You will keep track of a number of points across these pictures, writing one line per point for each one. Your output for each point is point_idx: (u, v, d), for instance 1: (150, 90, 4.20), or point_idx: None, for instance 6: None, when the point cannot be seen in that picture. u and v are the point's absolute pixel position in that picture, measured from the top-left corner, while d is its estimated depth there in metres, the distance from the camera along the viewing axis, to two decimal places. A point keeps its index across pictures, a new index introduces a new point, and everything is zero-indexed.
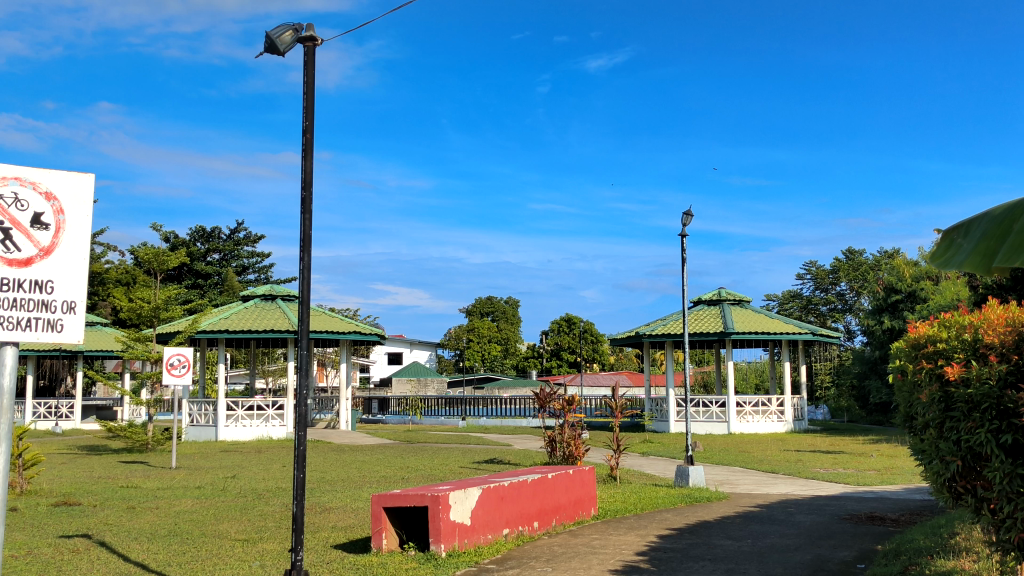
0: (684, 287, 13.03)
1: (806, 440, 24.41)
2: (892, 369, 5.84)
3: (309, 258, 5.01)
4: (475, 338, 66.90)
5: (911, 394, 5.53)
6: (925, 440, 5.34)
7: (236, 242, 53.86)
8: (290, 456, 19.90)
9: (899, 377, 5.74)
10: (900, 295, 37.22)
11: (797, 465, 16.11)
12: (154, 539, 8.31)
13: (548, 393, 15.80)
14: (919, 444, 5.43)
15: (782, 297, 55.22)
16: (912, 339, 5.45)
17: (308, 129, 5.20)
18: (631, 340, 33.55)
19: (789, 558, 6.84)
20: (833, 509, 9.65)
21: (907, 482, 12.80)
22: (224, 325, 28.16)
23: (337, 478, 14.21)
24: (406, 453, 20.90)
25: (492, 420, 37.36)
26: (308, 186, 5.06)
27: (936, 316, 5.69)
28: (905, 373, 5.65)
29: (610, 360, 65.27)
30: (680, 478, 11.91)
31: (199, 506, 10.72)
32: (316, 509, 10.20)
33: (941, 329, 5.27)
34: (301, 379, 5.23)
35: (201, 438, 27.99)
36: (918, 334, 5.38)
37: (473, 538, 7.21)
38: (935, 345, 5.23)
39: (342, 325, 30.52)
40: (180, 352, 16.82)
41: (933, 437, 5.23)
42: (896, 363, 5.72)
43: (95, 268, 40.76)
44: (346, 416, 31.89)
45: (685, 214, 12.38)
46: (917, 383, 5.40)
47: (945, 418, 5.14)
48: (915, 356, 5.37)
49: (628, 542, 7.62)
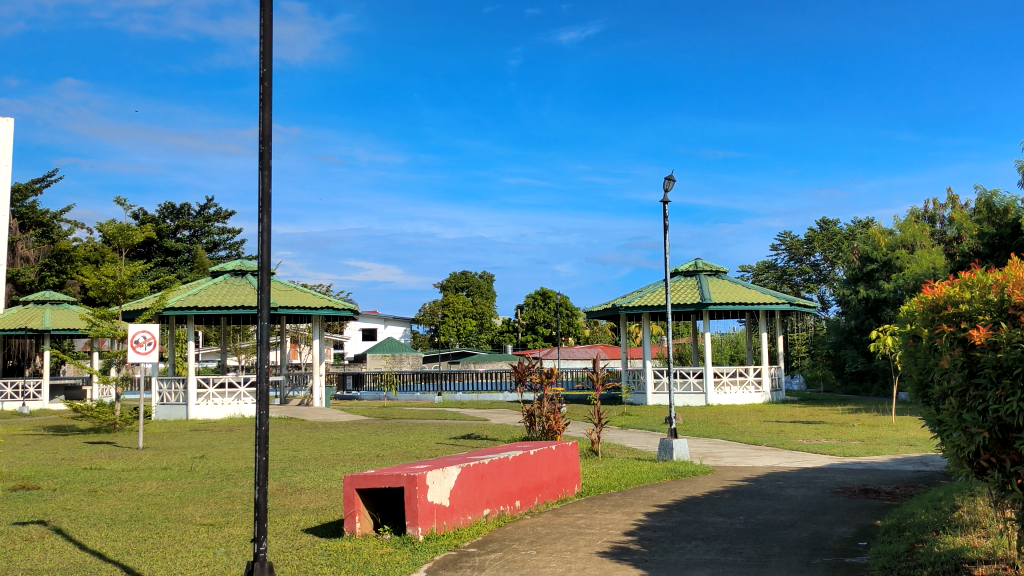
0: (665, 255, 12.65)
1: (785, 411, 24.22)
2: (903, 336, 5.50)
3: (268, 219, 4.55)
4: (449, 313, 66.48)
5: (927, 361, 5.19)
6: (944, 410, 5.00)
7: (207, 217, 52.98)
8: (262, 435, 19.43)
9: (911, 343, 5.41)
10: (876, 265, 37.13)
11: (780, 436, 15.85)
12: (114, 525, 7.84)
13: (525, 366, 15.40)
14: (935, 415, 5.10)
15: (756, 268, 55.18)
16: (930, 301, 5.12)
17: (266, 77, 4.75)
18: (607, 313, 33.24)
19: (787, 536, 6.50)
20: (825, 483, 9.33)
21: (894, 453, 12.57)
22: (193, 302, 27.54)
23: (310, 457, 13.78)
24: (381, 429, 20.49)
25: (468, 395, 37.03)
26: (267, 142, 4.60)
27: (950, 278, 5.38)
28: (919, 339, 5.32)
29: (585, 333, 65.09)
30: (664, 452, 11.56)
31: (164, 489, 10.23)
32: (287, 490, 9.75)
33: (963, 289, 4.95)
34: (262, 351, 4.78)
35: (171, 417, 27.47)
36: (938, 295, 5.04)
37: (453, 520, 6.82)
38: (958, 307, 4.90)
39: (315, 301, 29.96)
40: (145, 329, 16.26)
41: (952, 408, 4.89)
42: (908, 329, 5.39)
43: (62, 245, 39.81)
44: (319, 392, 31.40)
45: (668, 179, 11.96)
46: (936, 348, 5.06)
47: (968, 385, 4.80)
48: (934, 319, 5.05)
49: (615, 520, 7.25)
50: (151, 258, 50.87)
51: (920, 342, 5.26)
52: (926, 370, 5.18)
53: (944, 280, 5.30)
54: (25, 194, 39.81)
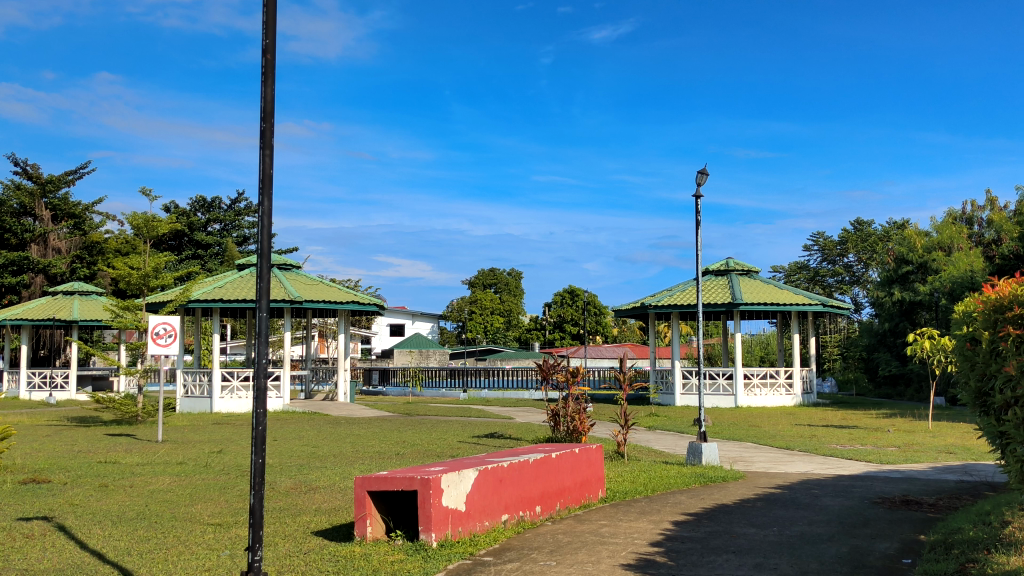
0: (698, 251, 12.21)
1: (817, 414, 23.62)
2: (964, 337, 5.29)
3: (269, 202, 4.22)
4: (477, 310, 66.18)
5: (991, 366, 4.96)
6: (1007, 421, 4.79)
7: (237, 211, 53.07)
8: (284, 430, 19.21)
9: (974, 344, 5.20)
10: (911, 267, 36.33)
11: (813, 441, 15.35)
12: (119, 523, 7.56)
13: (551, 364, 15.01)
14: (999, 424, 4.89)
15: (788, 269, 54.45)
16: (996, 301, 4.90)
17: (269, 50, 4.46)
18: (636, 311, 32.74)
19: (823, 551, 6.09)
20: (862, 492, 8.87)
21: (934, 461, 12.05)
22: (218, 295, 27.45)
23: (329, 453, 13.49)
24: (403, 426, 20.21)
25: (494, 393, 36.67)
26: (269, 118, 4.29)
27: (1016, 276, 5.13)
28: (982, 342, 5.10)
29: (613, 332, 64.57)
30: (692, 455, 11.13)
31: (175, 485, 9.94)
32: (302, 489, 9.44)
33: None
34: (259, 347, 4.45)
35: (196, 410, 27.37)
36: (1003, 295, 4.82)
37: (468, 526, 6.46)
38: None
39: (341, 295, 29.74)
40: (165, 321, 16.05)
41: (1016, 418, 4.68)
42: (971, 330, 5.17)
43: (93, 237, 39.98)
44: (344, 387, 31.18)
45: (701, 173, 11.53)
46: (1001, 353, 4.84)
47: None
48: (1000, 320, 4.82)
49: (640, 529, 6.85)
50: (181, 252, 50.94)
51: (981, 342, 5.11)
52: (989, 375, 5.04)
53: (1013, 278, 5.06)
54: (57, 185, 39.77)
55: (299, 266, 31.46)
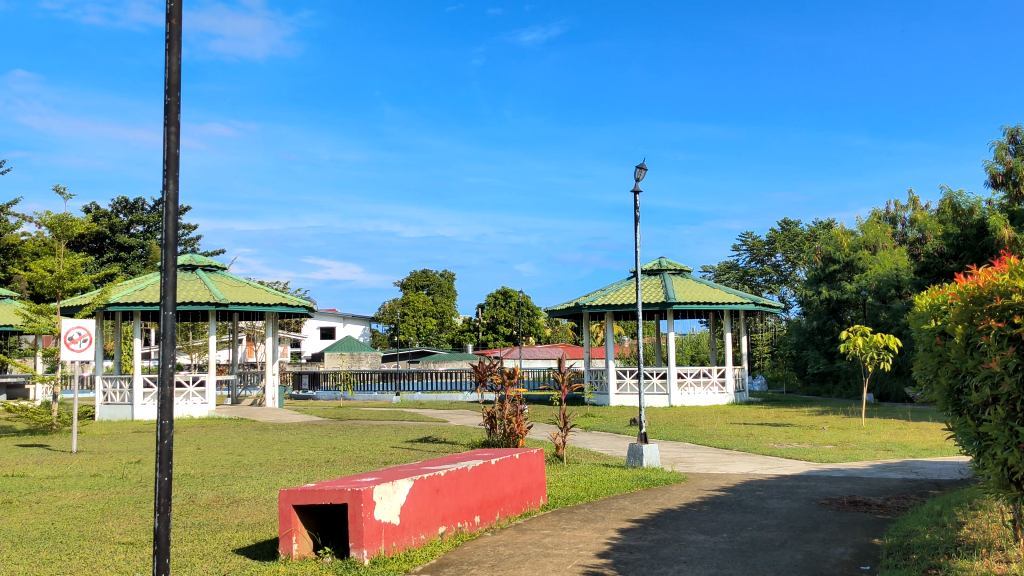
0: (636, 246, 11.93)
1: (751, 412, 23.61)
2: (945, 329, 5.34)
3: (174, 183, 3.74)
4: (409, 312, 65.48)
5: (972, 361, 5.03)
6: (990, 418, 4.86)
7: (161, 213, 51.63)
8: (209, 438, 18.48)
9: (953, 335, 5.25)
10: (838, 266, 36.77)
11: (750, 440, 15.18)
12: (19, 544, 6.93)
13: (486, 365, 14.60)
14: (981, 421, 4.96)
15: (718, 269, 54.90)
16: (977, 293, 4.96)
17: (174, 13, 3.99)
18: (570, 312, 32.52)
19: (778, 558, 5.80)
20: (808, 493, 8.64)
21: (872, 458, 11.94)
22: (139, 297, 26.51)
23: (255, 462, 12.88)
24: (333, 431, 19.60)
25: (428, 395, 36.16)
26: (175, 91, 3.84)
27: (994, 266, 5.20)
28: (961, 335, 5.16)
29: (546, 333, 64.43)
30: (633, 457, 10.83)
31: (86, 499, 9.29)
32: (224, 502, 8.87)
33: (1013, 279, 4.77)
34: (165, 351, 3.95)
35: (116, 417, 26.34)
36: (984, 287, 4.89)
37: (403, 540, 6.02)
38: (1008, 301, 4.74)
39: (269, 297, 28.95)
40: (79, 325, 15.24)
41: (1000, 417, 4.75)
42: (952, 324, 5.22)
43: (9, 239, 38.50)
44: (272, 392, 30.36)
45: (640, 167, 11.26)
46: (984, 347, 4.90)
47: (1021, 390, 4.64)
48: (982, 312, 4.88)
49: (585, 539, 6.50)
50: (103, 254, 49.37)
51: (956, 340, 5.20)
52: (965, 371, 5.11)
53: (991, 268, 5.13)
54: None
55: (224, 268, 30.55)
